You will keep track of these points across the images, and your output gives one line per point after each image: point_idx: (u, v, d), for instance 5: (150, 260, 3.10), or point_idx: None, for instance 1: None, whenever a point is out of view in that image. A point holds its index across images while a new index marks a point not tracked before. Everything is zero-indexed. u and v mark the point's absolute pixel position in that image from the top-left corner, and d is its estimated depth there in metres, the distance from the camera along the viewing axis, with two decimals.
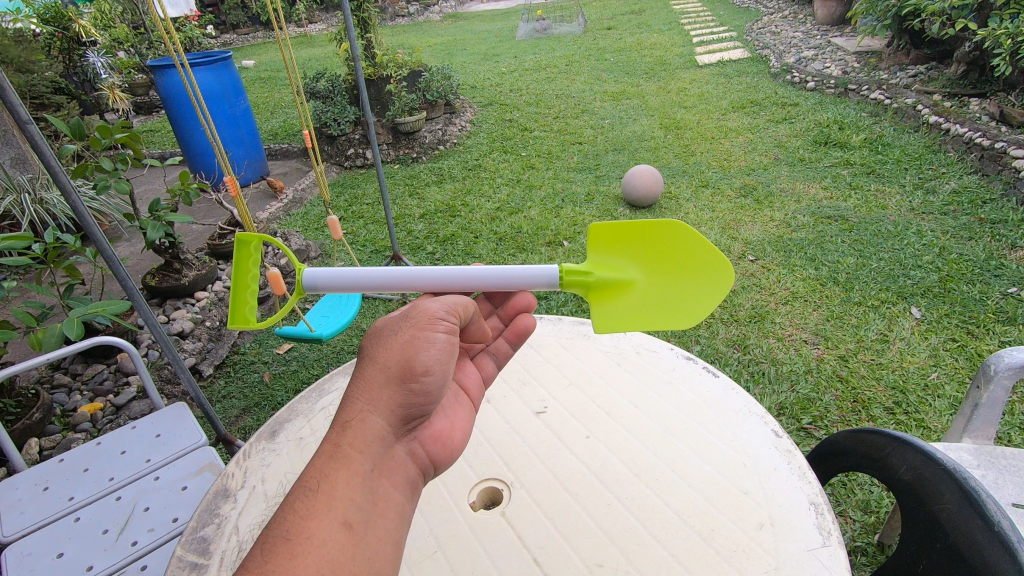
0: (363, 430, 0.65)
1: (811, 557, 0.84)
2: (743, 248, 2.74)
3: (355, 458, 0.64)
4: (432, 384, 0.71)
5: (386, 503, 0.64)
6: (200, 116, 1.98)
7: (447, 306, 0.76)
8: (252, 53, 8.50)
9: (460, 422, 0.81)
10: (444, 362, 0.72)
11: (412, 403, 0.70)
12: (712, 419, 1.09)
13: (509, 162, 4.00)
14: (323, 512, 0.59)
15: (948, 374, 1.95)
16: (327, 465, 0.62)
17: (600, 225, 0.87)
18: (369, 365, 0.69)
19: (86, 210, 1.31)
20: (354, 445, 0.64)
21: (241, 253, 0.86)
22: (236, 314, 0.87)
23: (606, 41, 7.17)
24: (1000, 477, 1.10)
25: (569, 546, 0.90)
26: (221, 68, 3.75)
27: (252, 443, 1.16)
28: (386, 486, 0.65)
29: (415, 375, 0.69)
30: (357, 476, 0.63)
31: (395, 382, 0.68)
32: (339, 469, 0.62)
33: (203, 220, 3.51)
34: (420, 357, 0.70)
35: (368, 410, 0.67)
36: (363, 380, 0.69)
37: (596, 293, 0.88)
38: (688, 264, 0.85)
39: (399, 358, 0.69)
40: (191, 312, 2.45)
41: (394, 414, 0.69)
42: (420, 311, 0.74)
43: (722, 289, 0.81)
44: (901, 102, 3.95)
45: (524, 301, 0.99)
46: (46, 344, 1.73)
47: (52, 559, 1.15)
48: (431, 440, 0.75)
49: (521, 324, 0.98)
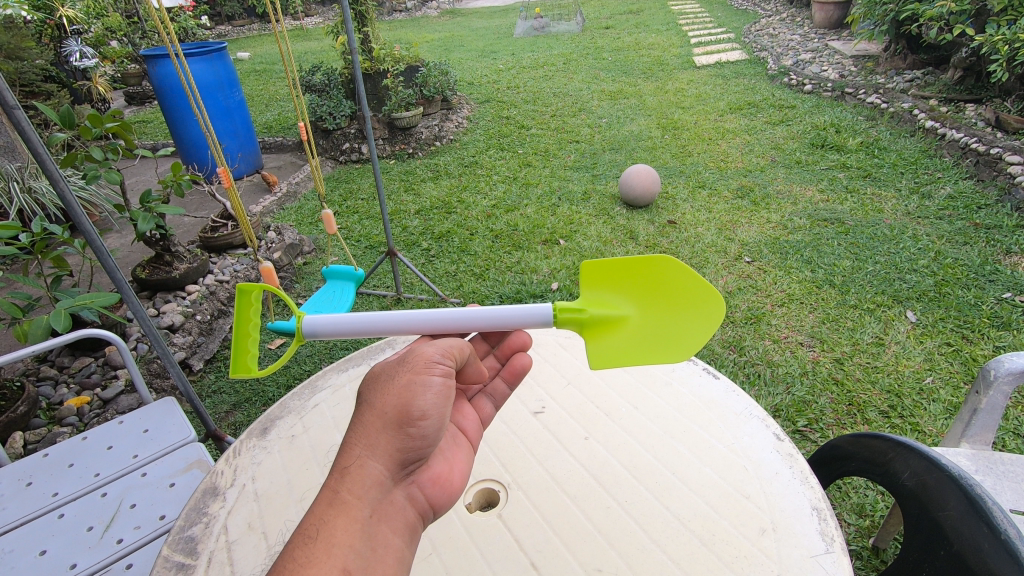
0: (362, 476, 0.64)
1: (815, 564, 0.83)
2: (740, 249, 2.74)
3: (353, 504, 0.62)
4: (429, 428, 0.69)
5: (386, 550, 0.62)
6: (194, 106, 1.93)
7: (443, 349, 0.74)
8: (247, 45, 8.44)
9: (459, 462, 0.79)
10: (441, 406, 0.70)
11: (410, 447, 0.68)
12: (713, 422, 1.08)
13: (506, 160, 3.98)
14: (323, 560, 0.57)
15: (943, 378, 1.94)
16: (326, 513, 0.61)
17: (592, 262, 0.84)
18: (367, 410, 0.68)
19: (78, 203, 1.28)
20: (353, 491, 0.63)
21: (242, 303, 0.85)
22: (239, 364, 0.85)
23: (604, 41, 7.16)
24: (997, 484, 1.10)
25: (568, 550, 0.88)
26: (215, 58, 3.71)
27: (242, 440, 1.12)
28: (386, 533, 0.64)
29: (412, 421, 0.67)
30: (356, 523, 0.61)
31: (392, 427, 0.67)
32: (337, 516, 0.61)
33: (195, 213, 3.48)
34: (417, 402, 0.68)
35: (366, 456, 0.65)
36: (361, 426, 0.67)
37: (590, 329, 0.85)
38: (678, 297, 0.83)
39: (396, 403, 0.67)
40: (182, 305, 2.40)
41: (392, 459, 0.67)
42: (415, 355, 0.72)
43: (713, 323, 0.79)
44: (898, 107, 3.96)
45: (519, 341, 0.95)
46: (33, 336, 1.70)
47: (35, 556, 1.12)
48: (431, 483, 0.73)
49: (518, 363, 0.95)
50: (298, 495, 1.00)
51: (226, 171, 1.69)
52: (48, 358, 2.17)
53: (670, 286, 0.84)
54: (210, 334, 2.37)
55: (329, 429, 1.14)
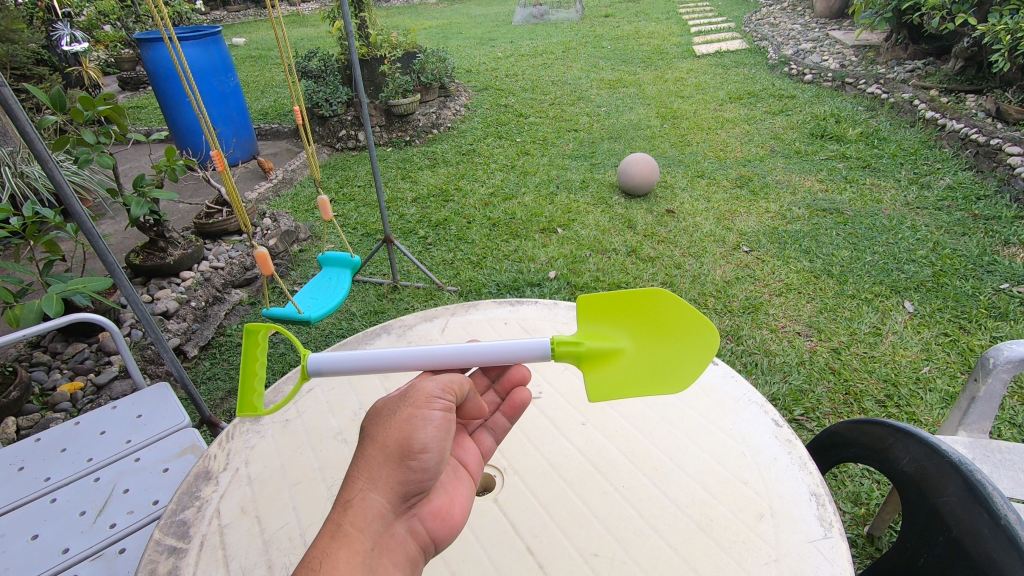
0: (364, 509, 0.63)
1: (813, 549, 0.82)
2: (738, 239, 2.73)
3: (355, 537, 0.62)
4: (430, 461, 0.68)
5: None
6: (188, 89, 1.90)
7: (444, 383, 0.72)
8: (244, 31, 8.35)
9: (461, 494, 0.77)
10: (442, 439, 0.69)
11: (411, 480, 0.67)
12: (711, 408, 1.07)
13: (504, 148, 3.95)
14: None
15: (940, 368, 1.94)
16: (328, 545, 0.60)
17: (588, 295, 0.83)
18: (369, 443, 0.67)
19: (70, 185, 1.26)
20: (355, 524, 0.62)
21: (248, 342, 0.83)
22: (245, 403, 0.84)
23: (604, 29, 7.10)
24: (995, 472, 1.10)
25: (564, 535, 0.87)
26: (210, 43, 3.66)
27: (235, 424, 1.09)
28: (387, 567, 0.63)
29: (413, 454, 0.66)
30: (358, 555, 0.61)
31: (394, 460, 0.66)
32: (339, 549, 0.60)
33: (190, 199, 3.45)
34: (418, 435, 0.67)
35: (367, 488, 0.64)
36: (363, 459, 0.66)
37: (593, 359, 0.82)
38: (671, 325, 0.81)
39: (398, 436, 0.66)
40: (176, 291, 2.37)
41: (394, 492, 0.66)
42: (417, 389, 0.71)
43: (709, 351, 0.77)
44: (898, 98, 3.94)
45: (519, 375, 0.88)
46: (25, 320, 1.68)
47: (26, 541, 1.12)
48: (431, 515, 0.72)
49: (518, 398, 0.88)
50: (292, 480, 0.97)
51: (220, 155, 1.66)
52: (42, 343, 2.15)
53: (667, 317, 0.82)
54: (204, 321, 2.35)
55: (325, 413, 1.11)
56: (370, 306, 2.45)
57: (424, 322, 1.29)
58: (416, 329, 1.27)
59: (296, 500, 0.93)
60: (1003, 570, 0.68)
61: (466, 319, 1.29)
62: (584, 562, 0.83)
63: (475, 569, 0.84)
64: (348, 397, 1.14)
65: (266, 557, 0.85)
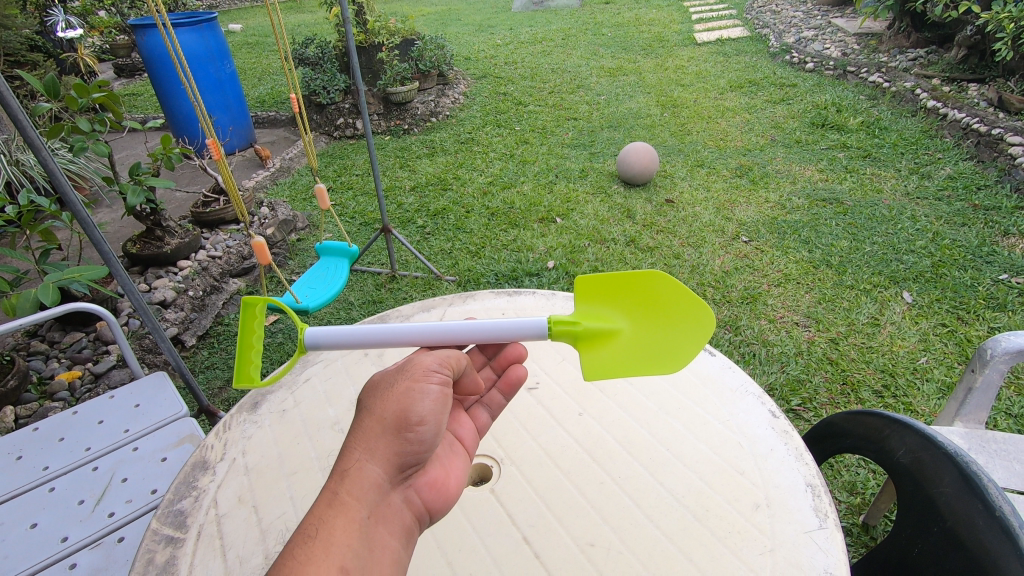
0: (361, 479, 0.63)
1: (809, 540, 0.79)
2: (737, 229, 2.72)
3: (352, 505, 0.61)
4: (427, 433, 0.68)
5: (383, 552, 0.61)
6: (182, 76, 1.88)
7: (441, 358, 0.73)
8: (240, 16, 8.26)
9: (456, 467, 0.77)
10: (439, 411, 0.69)
11: (408, 452, 0.67)
12: (708, 397, 1.03)
13: (503, 137, 3.93)
14: (321, 559, 0.56)
15: (937, 359, 1.95)
16: (325, 513, 0.60)
17: (590, 280, 0.82)
18: (367, 415, 0.67)
19: (64, 174, 1.25)
20: (352, 492, 0.62)
21: (246, 314, 0.81)
22: (241, 374, 0.82)
23: (604, 16, 7.03)
24: (990, 462, 1.11)
25: (560, 525, 0.84)
26: (205, 29, 3.62)
27: (232, 414, 1.08)
28: (383, 535, 0.63)
29: (411, 426, 0.66)
30: (355, 522, 0.60)
31: (391, 432, 0.66)
32: (336, 517, 0.60)
33: (187, 188, 3.43)
34: (415, 408, 0.67)
35: (364, 458, 0.64)
36: (360, 430, 0.66)
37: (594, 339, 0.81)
38: (671, 307, 0.81)
39: (396, 408, 0.66)
40: (174, 280, 2.37)
41: (391, 462, 0.66)
42: (415, 363, 0.71)
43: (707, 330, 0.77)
44: (900, 86, 3.91)
45: (516, 352, 0.89)
46: (21, 310, 1.67)
47: (25, 529, 1.12)
48: (426, 486, 0.71)
49: (512, 375, 0.89)
50: (289, 470, 0.97)
51: (216, 143, 1.65)
52: (39, 332, 2.15)
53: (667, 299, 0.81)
54: (202, 310, 2.35)
55: (322, 403, 1.10)
56: (369, 295, 2.45)
57: (421, 312, 1.28)
58: (414, 319, 1.26)
59: (293, 489, 0.93)
60: (1002, 568, 0.67)
61: (464, 308, 1.29)
62: (579, 552, 0.80)
63: (469, 559, 0.80)
64: (346, 388, 1.13)
65: (264, 547, 0.85)
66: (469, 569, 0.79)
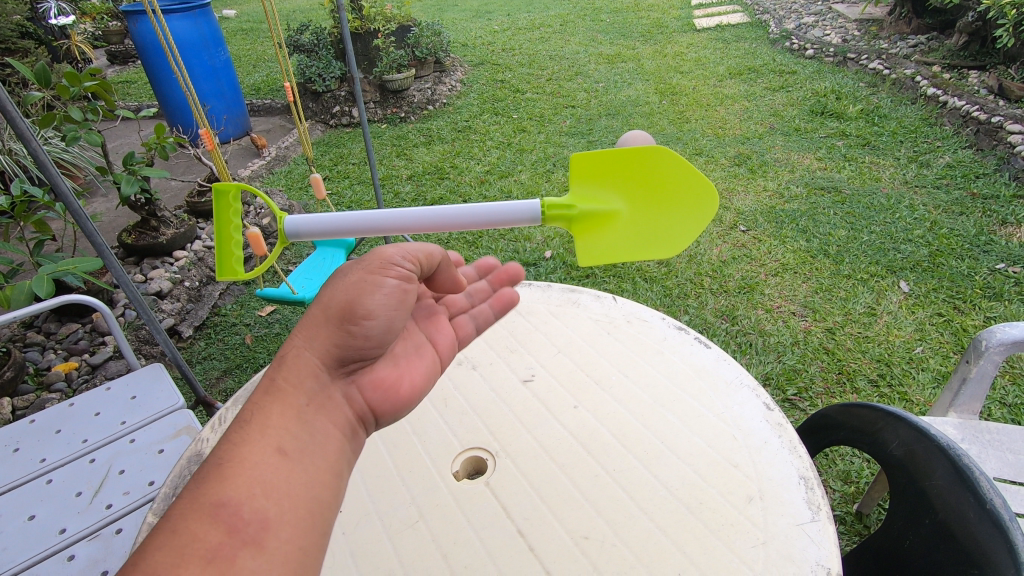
0: (298, 364, 0.63)
1: (801, 532, 0.80)
2: (735, 218, 2.71)
3: (288, 391, 0.61)
4: (374, 328, 0.67)
5: (323, 439, 0.60)
6: (174, 65, 1.86)
7: (403, 254, 0.72)
8: (234, 2, 8.15)
9: (420, 370, 0.75)
10: (390, 306, 0.69)
11: (353, 343, 0.66)
12: (703, 390, 1.03)
13: (500, 125, 3.90)
14: (255, 439, 0.56)
15: (933, 348, 1.95)
16: (262, 399, 0.60)
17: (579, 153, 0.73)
18: (314, 307, 0.67)
19: (53, 163, 1.23)
20: (289, 378, 0.62)
21: (219, 203, 0.77)
22: (224, 268, 0.78)
23: (602, 1, 6.94)
24: (983, 452, 1.12)
25: (555, 518, 0.83)
26: (199, 16, 3.57)
27: (228, 407, 1.06)
28: (319, 422, 0.61)
29: (355, 318, 0.66)
30: (291, 409, 0.60)
31: (335, 322, 0.65)
32: (273, 402, 0.60)
33: (182, 177, 3.41)
34: (362, 300, 0.66)
35: (304, 347, 0.65)
36: (308, 319, 0.67)
37: (580, 225, 0.76)
38: (668, 189, 0.73)
39: (342, 298, 0.66)
40: (170, 271, 2.36)
41: (334, 352, 0.65)
42: (373, 255, 0.71)
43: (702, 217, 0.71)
44: (900, 73, 3.88)
45: (511, 271, 0.95)
46: (16, 302, 1.67)
47: (23, 521, 1.13)
48: (380, 384, 0.69)
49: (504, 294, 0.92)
50: None
51: (208, 132, 1.63)
52: (35, 323, 2.14)
53: (662, 178, 0.73)
54: (199, 301, 2.34)
55: None
56: None
57: None
58: None
59: None
60: (995, 564, 0.68)
61: None
62: (574, 545, 0.79)
63: (464, 552, 0.79)
64: None
65: None
66: (464, 563, 0.78)
